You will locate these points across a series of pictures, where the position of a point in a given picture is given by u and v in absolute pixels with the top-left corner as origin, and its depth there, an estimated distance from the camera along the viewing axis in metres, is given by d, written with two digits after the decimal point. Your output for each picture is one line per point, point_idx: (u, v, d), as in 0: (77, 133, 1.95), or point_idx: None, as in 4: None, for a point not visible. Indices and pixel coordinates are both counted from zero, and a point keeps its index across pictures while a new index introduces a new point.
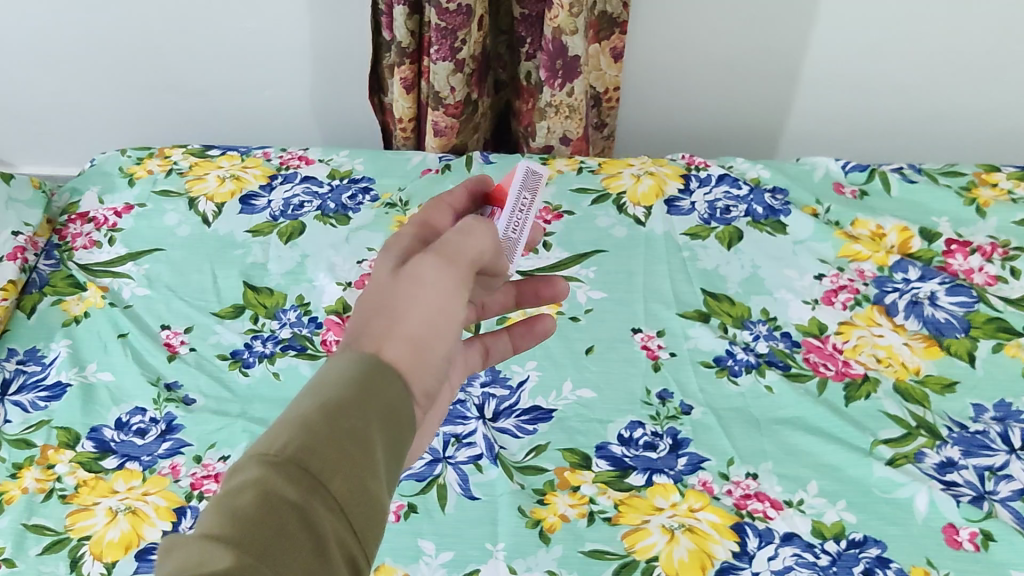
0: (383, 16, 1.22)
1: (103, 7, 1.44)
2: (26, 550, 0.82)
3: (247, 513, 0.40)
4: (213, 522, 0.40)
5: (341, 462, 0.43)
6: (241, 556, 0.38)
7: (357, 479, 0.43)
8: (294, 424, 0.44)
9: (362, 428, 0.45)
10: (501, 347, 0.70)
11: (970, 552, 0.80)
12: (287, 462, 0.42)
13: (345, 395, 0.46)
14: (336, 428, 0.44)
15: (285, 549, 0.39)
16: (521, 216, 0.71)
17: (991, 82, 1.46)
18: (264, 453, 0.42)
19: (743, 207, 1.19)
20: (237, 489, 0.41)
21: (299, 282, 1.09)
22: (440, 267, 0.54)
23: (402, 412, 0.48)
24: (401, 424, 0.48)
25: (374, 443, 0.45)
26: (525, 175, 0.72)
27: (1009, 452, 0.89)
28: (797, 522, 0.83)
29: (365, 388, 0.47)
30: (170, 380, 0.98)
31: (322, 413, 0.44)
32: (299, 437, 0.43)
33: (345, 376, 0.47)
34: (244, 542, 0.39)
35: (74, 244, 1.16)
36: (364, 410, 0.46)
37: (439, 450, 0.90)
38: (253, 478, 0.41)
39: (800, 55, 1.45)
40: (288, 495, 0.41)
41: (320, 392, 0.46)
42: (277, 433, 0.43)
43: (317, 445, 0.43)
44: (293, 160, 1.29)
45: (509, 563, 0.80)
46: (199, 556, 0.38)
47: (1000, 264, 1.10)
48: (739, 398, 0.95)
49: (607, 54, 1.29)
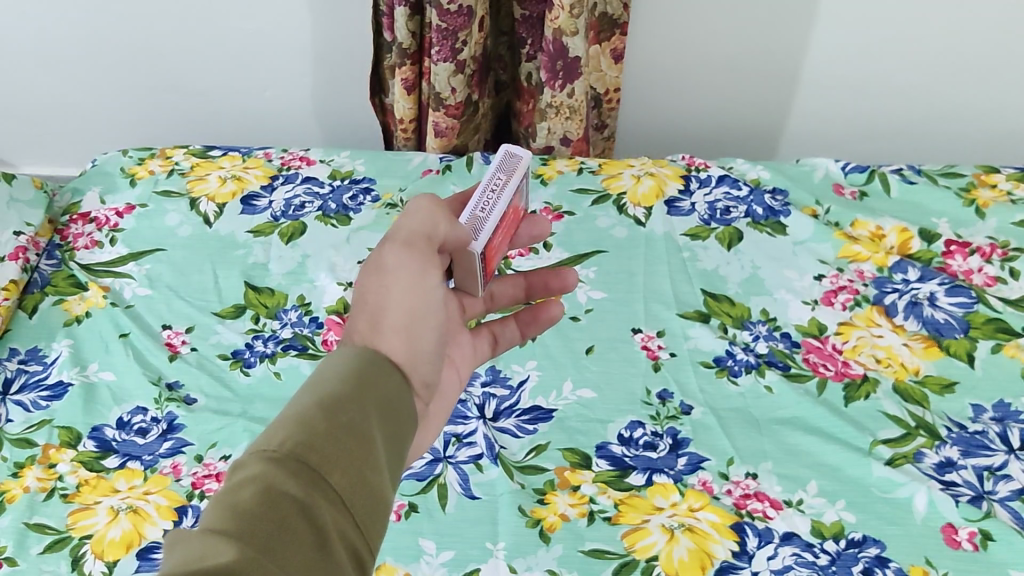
0: (383, 17, 1.22)
1: (105, 8, 1.45)
2: (27, 549, 0.82)
3: (249, 508, 0.40)
4: (215, 517, 0.40)
5: (342, 456, 0.43)
6: (245, 550, 0.38)
7: (356, 472, 0.44)
8: (293, 421, 0.44)
9: (361, 421, 0.46)
10: (510, 336, 0.72)
11: (969, 551, 0.80)
12: (288, 457, 0.42)
13: (341, 390, 0.47)
14: (334, 423, 0.44)
15: (288, 544, 0.40)
16: (491, 195, 0.70)
17: (991, 82, 1.46)
18: (265, 449, 0.42)
19: (743, 207, 1.19)
20: (238, 485, 0.41)
21: (300, 282, 1.10)
22: (407, 254, 0.57)
23: (400, 402, 0.49)
24: (400, 415, 0.49)
25: (374, 437, 0.46)
26: (502, 160, 0.74)
27: (1008, 452, 0.89)
28: (797, 522, 0.83)
29: (360, 382, 0.48)
30: (171, 379, 0.98)
31: (320, 409, 0.45)
32: (299, 433, 0.43)
33: (340, 372, 0.48)
34: (247, 538, 0.39)
35: (75, 244, 1.16)
36: (362, 405, 0.47)
37: (440, 450, 0.90)
38: (253, 473, 0.41)
39: (800, 56, 1.45)
40: (289, 490, 0.41)
41: (317, 388, 0.47)
42: (276, 429, 0.44)
43: (316, 440, 0.43)
44: (294, 160, 1.30)
45: (509, 563, 0.80)
46: (201, 551, 0.38)
47: (1000, 265, 1.10)
48: (739, 398, 0.95)
49: (608, 55, 1.30)
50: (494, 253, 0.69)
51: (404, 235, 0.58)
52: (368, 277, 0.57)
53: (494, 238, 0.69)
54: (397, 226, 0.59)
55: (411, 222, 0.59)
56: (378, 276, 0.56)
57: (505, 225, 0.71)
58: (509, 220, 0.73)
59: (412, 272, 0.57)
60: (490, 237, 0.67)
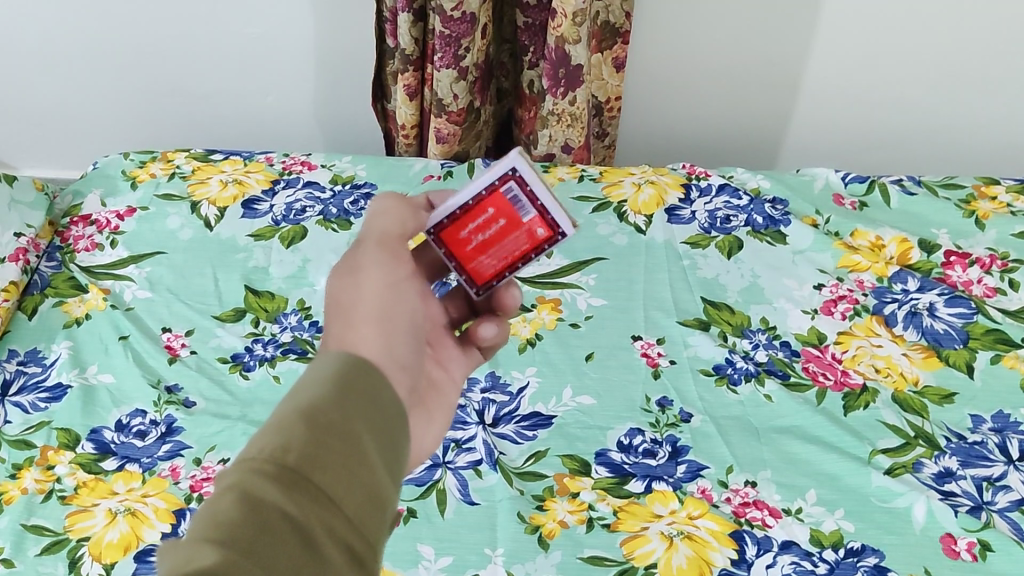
0: (386, 23, 1.23)
1: (109, 13, 1.46)
2: (25, 550, 0.82)
3: (229, 516, 0.39)
4: (198, 526, 0.39)
5: (324, 456, 0.43)
6: (229, 554, 0.38)
7: (343, 470, 0.43)
8: (274, 428, 0.44)
9: (342, 421, 0.45)
10: (490, 333, 0.68)
11: (968, 562, 0.80)
12: (264, 463, 0.42)
13: (323, 395, 0.46)
14: (315, 427, 0.44)
15: (274, 547, 0.39)
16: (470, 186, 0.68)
17: (990, 95, 1.48)
18: (246, 458, 0.42)
19: (743, 216, 1.20)
20: (217, 496, 0.41)
21: (301, 286, 1.10)
22: (379, 251, 0.60)
23: (386, 398, 0.49)
24: (387, 412, 0.48)
25: (359, 434, 0.45)
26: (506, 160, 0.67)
27: (1007, 463, 0.89)
28: (796, 530, 0.83)
29: (343, 386, 0.47)
30: (171, 382, 0.98)
31: (299, 415, 0.44)
32: (276, 438, 0.43)
33: (321, 378, 0.48)
34: (228, 542, 0.38)
35: (76, 246, 1.16)
36: (344, 407, 0.46)
37: (439, 455, 0.90)
38: (231, 483, 0.41)
39: (801, 67, 1.46)
40: (268, 495, 0.40)
41: (297, 395, 0.46)
42: (256, 439, 0.43)
43: (295, 445, 0.43)
44: (295, 165, 1.30)
45: (508, 568, 0.80)
46: (186, 556, 0.37)
47: (999, 276, 1.11)
48: (738, 407, 0.95)
49: (609, 64, 1.31)
50: (470, 251, 0.68)
51: (376, 236, 0.61)
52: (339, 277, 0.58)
53: (456, 229, 0.68)
54: (369, 228, 0.62)
55: (383, 222, 0.62)
56: (351, 276, 0.58)
57: (483, 226, 0.68)
58: (497, 228, 0.67)
59: (379, 268, 0.59)
60: (438, 224, 0.68)
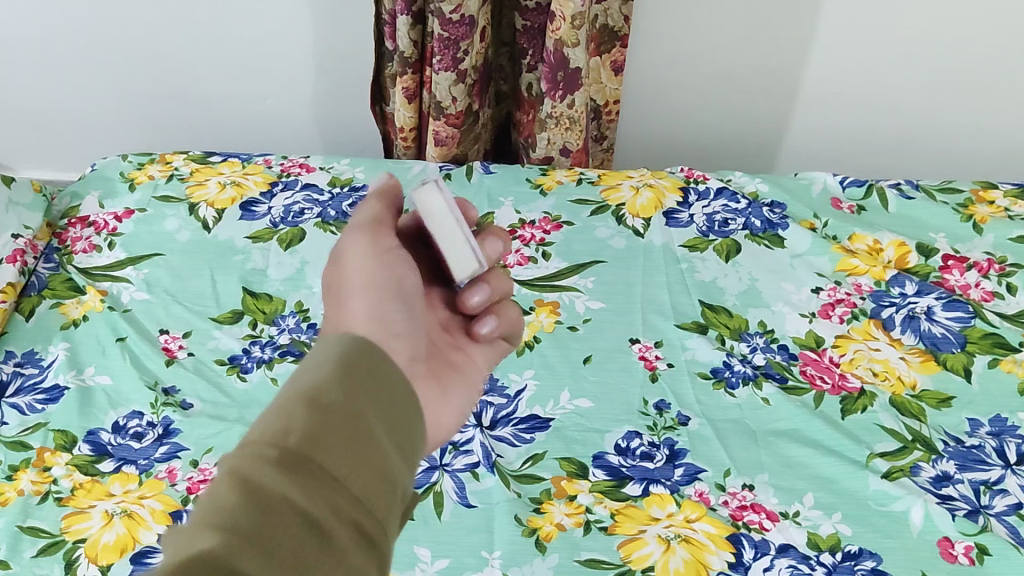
0: (385, 26, 1.23)
1: (108, 15, 1.46)
2: (20, 552, 0.81)
3: (229, 501, 0.39)
4: (200, 514, 0.40)
5: (327, 436, 0.43)
6: (230, 538, 0.38)
7: (347, 449, 0.43)
8: (277, 414, 0.44)
9: (345, 401, 0.45)
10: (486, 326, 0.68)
11: (965, 565, 0.80)
12: (266, 447, 0.42)
13: (325, 377, 0.46)
14: (317, 408, 0.44)
15: (276, 528, 0.39)
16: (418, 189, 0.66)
17: (988, 100, 1.48)
18: (248, 444, 0.43)
19: (742, 220, 1.20)
20: (218, 483, 0.41)
21: (299, 288, 1.10)
22: (367, 239, 0.62)
23: (391, 376, 0.49)
24: (393, 391, 0.48)
25: (366, 414, 0.45)
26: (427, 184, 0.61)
27: (1004, 466, 0.89)
28: (793, 534, 0.83)
29: (346, 366, 0.47)
30: (168, 384, 0.98)
31: (302, 400, 0.44)
32: (278, 423, 0.43)
33: (325, 360, 0.48)
34: (229, 526, 0.38)
35: (74, 247, 1.16)
36: (347, 388, 0.46)
37: (437, 458, 0.89)
38: (232, 468, 0.41)
39: (798, 73, 1.47)
40: (267, 479, 0.40)
41: (299, 380, 0.46)
42: (258, 426, 0.44)
43: (297, 427, 0.43)
44: (293, 167, 1.30)
45: (505, 571, 0.80)
46: (187, 543, 0.38)
47: (997, 281, 1.11)
48: (736, 410, 0.95)
49: (608, 67, 1.31)
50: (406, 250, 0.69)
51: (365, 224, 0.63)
52: (328, 271, 0.61)
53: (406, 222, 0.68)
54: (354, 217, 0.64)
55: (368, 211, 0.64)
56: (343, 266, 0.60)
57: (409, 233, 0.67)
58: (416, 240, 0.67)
59: (367, 255, 0.61)
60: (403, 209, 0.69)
